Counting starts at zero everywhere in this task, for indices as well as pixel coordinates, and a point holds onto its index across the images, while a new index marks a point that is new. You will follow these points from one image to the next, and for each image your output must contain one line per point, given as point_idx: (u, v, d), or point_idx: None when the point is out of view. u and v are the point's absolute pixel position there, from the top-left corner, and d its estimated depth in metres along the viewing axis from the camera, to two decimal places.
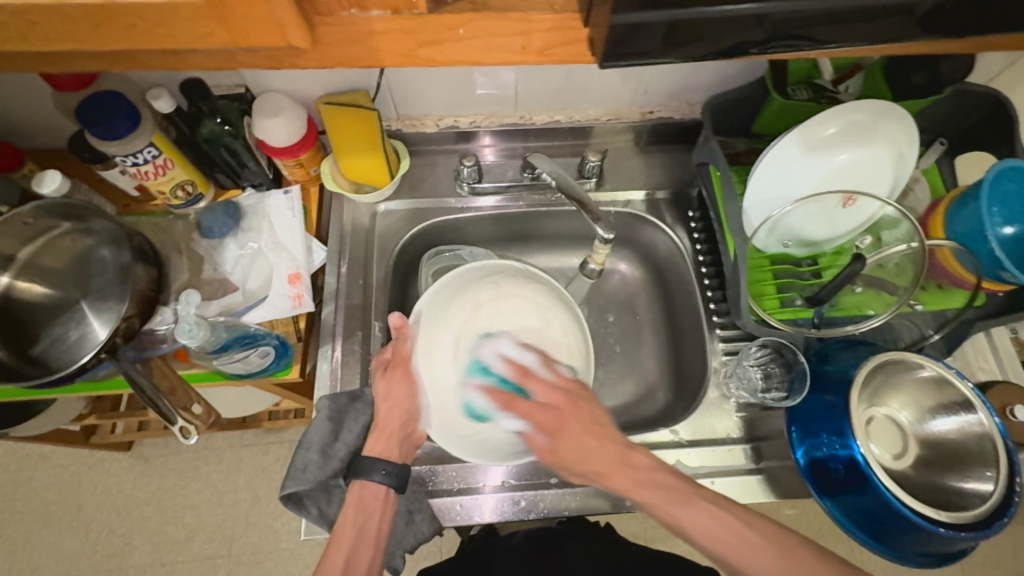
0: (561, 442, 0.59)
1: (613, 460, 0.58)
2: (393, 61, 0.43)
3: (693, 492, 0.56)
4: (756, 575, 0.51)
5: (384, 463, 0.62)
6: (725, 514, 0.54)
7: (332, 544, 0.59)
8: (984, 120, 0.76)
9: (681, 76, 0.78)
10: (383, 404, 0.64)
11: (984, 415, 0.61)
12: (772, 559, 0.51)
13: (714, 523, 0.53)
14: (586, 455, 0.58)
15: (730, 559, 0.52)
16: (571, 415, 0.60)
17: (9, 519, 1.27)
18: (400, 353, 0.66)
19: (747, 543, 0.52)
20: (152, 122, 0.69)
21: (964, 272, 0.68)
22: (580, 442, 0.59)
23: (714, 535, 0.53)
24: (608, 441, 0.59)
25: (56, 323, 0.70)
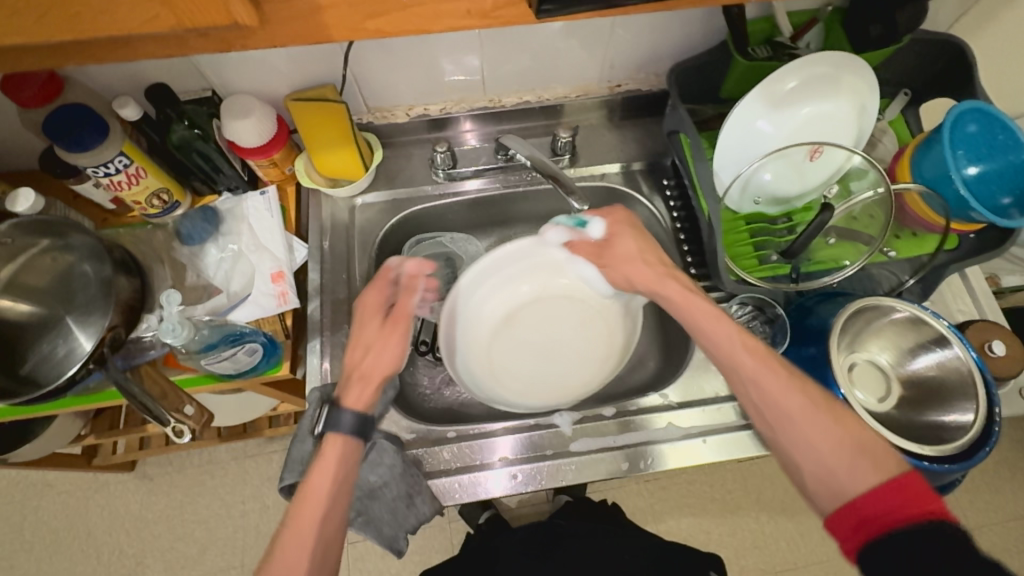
0: (615, 253, 0.68)
1: (654, 272, 0.65)
2: (343, 36, 0.43)
3: (755, 343, 0.57)
4: (805, 442, 0.52)
5: (358, 414, 0.60)
6: (801, 382, 0.54)
7: (299, 505, 0.56)
8: (945, 65, 0.77)
9: (643, 45, 0.79)
10: (367, 353, 0.64)
11: (960, 349, 0.63)
12: (828, 433, 0.51)
13: (771, 385, 0.54)
14: (635, 250, 0.67)
15: (793, 418, 0.53)
16: (620, 231, 0.68)
17: (19, 549, 1.27)
18: (401, 308, 0.66)
19: (797, 401, 0.53)
20: (121, 132, 0.70)
21: (933, 214, 0.70)
22: (632, 235, 0.67)
23: (768, 387, 0.54)
24: (654, 250, 0.66)
25: (42, 340, 0.70)
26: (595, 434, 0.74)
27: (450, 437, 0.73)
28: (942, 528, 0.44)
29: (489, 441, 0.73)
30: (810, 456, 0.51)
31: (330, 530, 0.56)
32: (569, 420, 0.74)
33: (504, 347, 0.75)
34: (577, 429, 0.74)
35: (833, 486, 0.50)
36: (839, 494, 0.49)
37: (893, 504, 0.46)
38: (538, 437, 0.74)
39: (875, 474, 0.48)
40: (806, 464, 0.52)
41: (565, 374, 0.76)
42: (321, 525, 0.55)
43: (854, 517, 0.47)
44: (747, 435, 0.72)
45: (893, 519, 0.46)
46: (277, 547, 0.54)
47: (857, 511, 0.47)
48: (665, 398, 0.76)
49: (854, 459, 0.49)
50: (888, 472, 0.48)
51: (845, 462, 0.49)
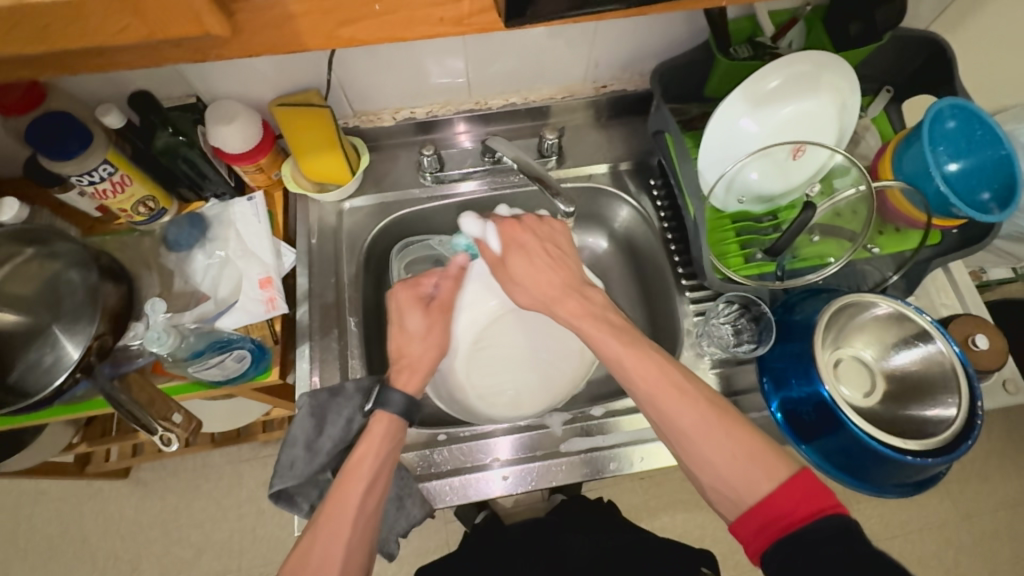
0: (512, 273, 0.67)
1: (557, 287, 0.65)
2: (318, 44, 0.43)
3: (649, 361, 0.59)
4: (705, 463, 0.55)
5: (405, 396, 0.64)
6: (692, 397, 0.57)
7: (347, 477, 0.59)
8: (925, 62, 0.77)
9: (627, 46, 0.79)
10: (418, 343, 0.68)
11: (943, 344, 0.63)
12: (721, 445, 0.54)
13: (670, 400, 0.57)
14: (533, 269, 0.66)
15: (692, 435, 0.56)
16: (513, 245, 0.68)
17: (13, 557, 1.26)
18: (445, 298, 0.71)
19: (689, 417, 0.56)
20: (106, 140, 0.69)
21: (914, 210, 0.70)
22: (525, 255, 0.67)
23: (666, 409, 0.57)
24: (562, 267, 0.66)
25: (31, 348, 0.69)
26: (586, 433, 0.74)
27: (440, 440, 0.73)
28: (837, 521, 0.47)
29: (480, 443, 0.73)
30: (709, 473, 0.55)
31: (371, 504, 0.59)
32: (559, 420, 0.75)
33: (484, 369, 0.74)
34: (567, 429, 0.74)
35: (731, 493, 0.53)
36: (739, 501, 0.53)
37: (791, 497, 0.50)
38: (528, 438, 0.74)
39: (770, 480, 0.51)
40: (708, 481, 0.55)
41: (543, 377, 0.75)
42: (364, 497, 0.59)
43: (758, 520, 0.51)
44: None
45: (797, 516, 0.49)
46: (321, 517, 0.58)
47: (761, 513, 0.50)
48: None
49: (749, 467, 0.53)
50: (780, 475, 0.52)
51: (740, 473, 0.53)
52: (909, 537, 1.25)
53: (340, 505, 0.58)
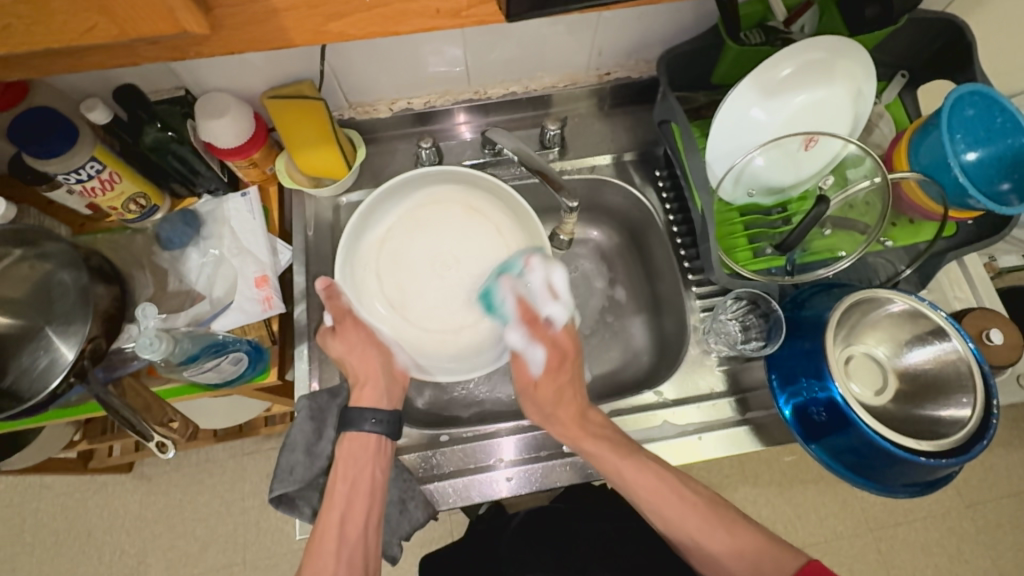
0: (538, 395, 0.69)
1: (570, 411, 0.68)
2: (305, 39, 0.41)
3: (649, 472, 0.63)
4: (708, 562, 0.60)
5: (373, 412, 0.63)
6: (693, 501, 0.62)
7: (326, 504, 0.62)
8: (943, 45, 0.74)
9: (633, 32, 0.76)
10: (352, 357, 0.69)
11: (958, 342, 0.62)
12: (719, 538, 0.60)
13: (657, 497, 0.62)
14: (557, 400, 0.68)
15: (689, 537, 0.61)
16: (563, 378, 0.69)
17: (20, 552, 1.27)
18: (338, 309, 0.69)
19: (693, 521, 0.61)
20: (92, 136, 0.67)
21: (931, 202, 0.68)
22: (559, 390, 0.69)
23: (669, 515, 0.62)
24: (574, 400, 0.69)
25: (22, 353, 0.67)
26: None
27: (443, 441, 0.73)
28: None
29: (482, 443, 0.72)
30: (715, 566, 0.60)
31: (352, 531, 0.60)
32: None
33: (431, 313, 0.75)
34: None
35: None
36: None
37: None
38: (532, 438, 0.73)
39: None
40: (713, 574, 0.60)
41: (472, 264, 0.76)
42: (343, 525, 0.60)
43: None
44: (743, 431, 0.72)
45: None
46: (309, 555, 0.59)
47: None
48: (661, 396, 0.75)
49: (756, 565, 0.58)
50: (793, 567, 0.56)
51: (750, 568, 0.58)
52: (914, 525, 1.24)
53: (321, 538, 0.59)
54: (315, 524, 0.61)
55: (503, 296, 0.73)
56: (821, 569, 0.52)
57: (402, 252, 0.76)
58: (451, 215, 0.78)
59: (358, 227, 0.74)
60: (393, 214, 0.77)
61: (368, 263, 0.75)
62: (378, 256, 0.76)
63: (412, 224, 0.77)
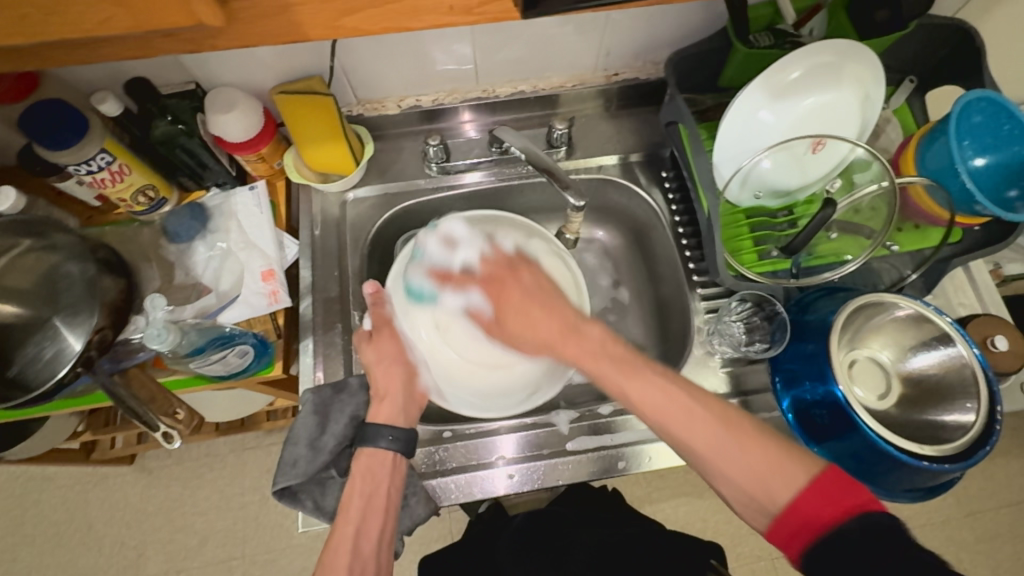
0: (533, 318, 0.64)
1: (552, 333, 0.62)
2: (318, 34, 0.42)
3: (660, 379, 0.56)
4: (721, 477, 0.52)
5: (390, 429, 0.64)
6: (716, 416, 0.53)
7: (341, 518, 0.60)
8: (952, 51, 0.74)
9: (641, 33, 0.76)
10: (378, 369, 0.69)
11: (963, 347, 0.62)
12: (734, 458, 0.51)
13: (682, 422, 0.54)
14: (537, 332, 0.64)
15: (704, 451, 0.53)
16: (512, 281, 0.66)
17: (21, 542, 1.28)
18: (380, 317, 0.72)
19: (701, 437, 0.53)
20: (102, 127, 0.67)
21: (938, 207, 0.68)
22: (522, 313, 0.65)
23: (680, 426, 0.54)
24: (559, 309, 0.63)
25: (28, 343, 0.68)
26: (593, 432, 0.73)
27: (446, 437, 0.73)
28: (874, 522, 0.43)
29: (486, 440, 0.73)
30: (729, 485, 0.52)
31: (366, 547, 0.59)
32: (566, 418, 0.74)
33: (476, 344, 0.72)
34: (573, 427, 0.73)
35: (757, 506, 0.50)
36: (762, 509, 0.49)
37: (820, 497, 0.46)
38: (534, 436, 0.73)
39: (792, 487, 0.48)
40: (731, 494, 0.52)
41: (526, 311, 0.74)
42: (357, 540, 0.59)
43: (795, 522, 0.47)
44: None
45: (829, 518, 0.45)
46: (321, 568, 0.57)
47: (793, 517, 0.47)
48: None
49: (772, 476, 0.49)
50: (812, 472, 0.48)
51: (759, 484, 0.49)
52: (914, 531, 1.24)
53: (335, 551, 0.57)
54: (328, 538, 0.59)
55: (426, 251, 0.72)
56: (846, 481, 0.46)
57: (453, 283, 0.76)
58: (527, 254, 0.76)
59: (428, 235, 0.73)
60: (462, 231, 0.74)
61: (427, 274, 0.72)
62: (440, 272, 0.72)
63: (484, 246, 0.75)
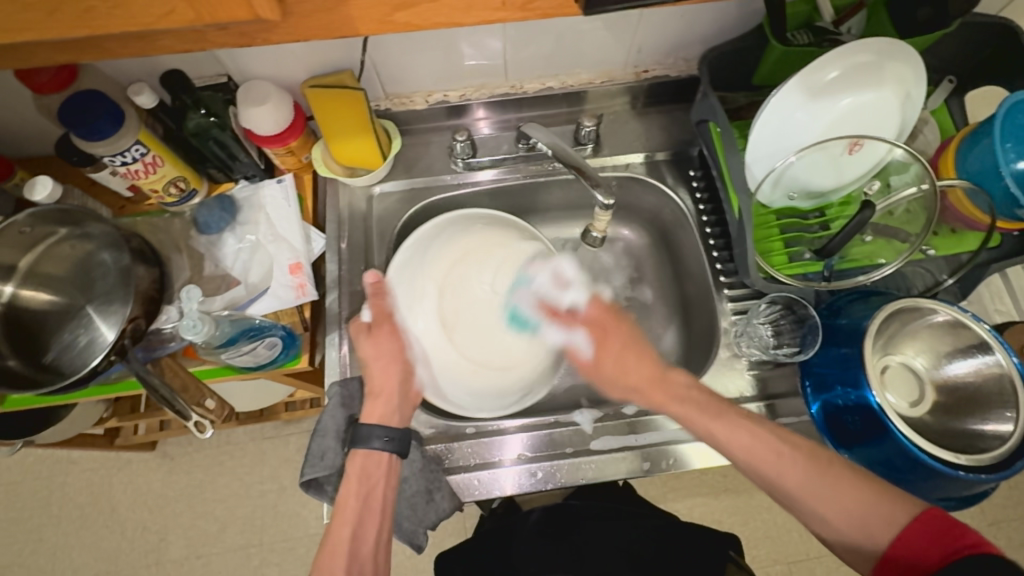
0: (607, 346, 0.69)
1: (642, 378, 0.66)
2: (369, 30, 0.41)
3: (751, 429, 0.60)
4: (821, 520, 0.56)
5: (383, 431, 0.64)
6: (788, 453, 0.58)
7: (337, 518, 0.61)
8: (996, 50, 0.72)
9: (674, 29, 0.75)
10: (376, 365, 0.67)
11: (1001, 355, 0.60)
12: (831, 502, 0.55)
13: (771, 463, 0.58)
14: (626, 373, 0.67)
15: (802, 498, 0.56)
16: (614, 333, 0.70)
17: (47, 523, 1.31)
18: (378, 310, 0.70)
19: (791, 476, 0.57)
20: (137, 120, 0.68)
21: (978, 212, 0.66)
22: (619, 359, 0.68)
23: (772, 472, 0.58)
24: (648, 356, 0.68)
25: (64, 329, 0.70)
26: (618, 432, 0.73)
27: (469, 433, 0.73)
28: (976, 560, 0.45)
29: (509, 438, 0.73)
30: (827, 528, 0.55)
31: (364, 548, 0.60)
32: (590, 417, 0.73)
33: (478, 345, 0.73)
34: (597, 427, 0.73)
35: (858, 543, 0.53)
36: (865, 554, 0.53)
37: (915, 545, 0.49)
38: (558, 434, 0.73)
39: (890, 526, 0.51)
40: (830, 536, 0.56)
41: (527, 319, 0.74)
42: (354, 542, 0.60)
43: (888, 565, 0.51)
44: None
45: (928, 562, 0.48)
46: (318, 570, 0.59)
47: (893, 562, 0.50)
48: None
49: (865, 519, 0.53)
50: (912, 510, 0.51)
51: (856, 522, 0.53)
52: None
53: (331, 556, 0.59)
54: (324, 537, 0.61)
55: (524, 299, 0.74)
56: (944, 520, 0.49)
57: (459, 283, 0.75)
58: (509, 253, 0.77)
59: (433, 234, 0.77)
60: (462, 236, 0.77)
61: (434, 276, 0.75)
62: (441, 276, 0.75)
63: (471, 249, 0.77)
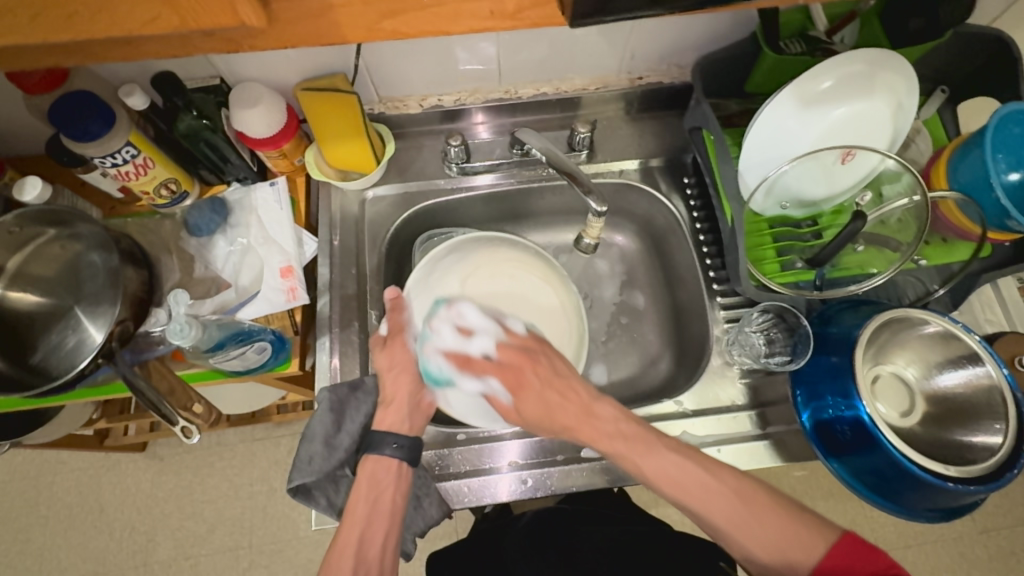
0: (522, 399, 0.65)
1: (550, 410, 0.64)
2: (356, 37, 0.41)
3: (678, 458, 0.59)
4: (742, 546, 0.56)
5: (394, 437, 0.64)
6: (718, 479, 0.58)
7: (345, 522, 0.60)
8: (988, 62, 0.72)
9: (668, 36, 0.75)
10: (389, 376, 0.68)
11: (992, 367, 0.60)
12: (752, 527, 0.55)
13: (698, 497, 0.57)
14: (546, 406, 0.64)
15: (724, 526, 0.56)
16: (532, 369, 0.66)
17: (34, 523, 1.30)
18: (395, 324, 0.69)
19: (721, 510, 0.56)
20: (129, 121, 0.68)
21: (969, 223, 0.66)
22: (538, 396, 0.64)
23: (699, 502, 0.57)
24: (560, 390, 0.65)
25: (51, 331, 0.69)
26: None
27: (459, 439, 0.73)
28: None
29: (500, 445, 0.72)
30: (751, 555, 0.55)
31: (371, 554, 0.59)
32: None
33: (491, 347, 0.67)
34: None
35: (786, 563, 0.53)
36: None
37: (838, 568, 0.52)
38: (548, 442, 0.72)
39: (812, 553, 0.53)
40: (754, 563, 0.55)
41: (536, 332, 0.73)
42: (361, 546, 0.59)
43: None
44: (762, 446, 0.71)
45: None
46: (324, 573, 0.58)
47: None
48: (680, 405, 0.74)
49: (789, 549, 0.54)
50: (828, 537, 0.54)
51: (783, 554, 0.54)
52: (925, 547, 1.22)
53: (338, 557, 0.58)
54: (331, 542, 0.60)
55: (437, 358, 0.67)
56: (860, 545, 0.53)
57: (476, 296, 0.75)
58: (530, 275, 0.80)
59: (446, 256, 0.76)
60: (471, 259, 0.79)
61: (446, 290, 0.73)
62: (460, 284, 0.77)
63: (495, 268, 0.79)
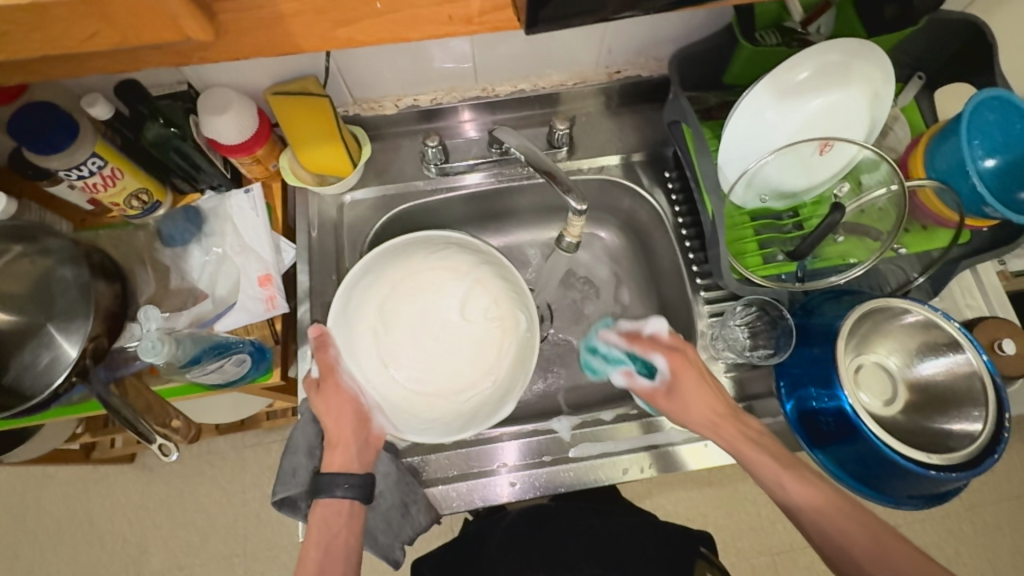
0: (682, 401, 0.68)
1: (716, 413, 0.67)
2: (312, 46, 0.40)
3: (798, 476, 0.63)
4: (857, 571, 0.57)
5: (344, 478, 0.63)
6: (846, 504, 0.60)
7: (301, 566, 0.62)
8: (962, 49, 0.72)
9: (644, 30, 0.74)
10: (329, 418, 0.67)
11: (972, 354, 0.61)
12: (862, 543, 0.58)
13: (828, 514, 0.60)
14: (706, 405, 0.67)
15: (836, 539, 0.59)
16: (685, 364, 0.69)
17: (23, 539, 1.28)
18: (325, 362, 0.68)
19: (847, 527, 0.59)
20: (93, 130, 0.66)
21: (946, 210, 0.67)
22: (698, 389, 0.68)
23: (825, 519, 0.60)
24: (715, 394, 0.68)
25: (23, 350, 0.67)
26: (595, 438, 0.72)
27: (447, 444, 0.72)
28: None
29: (488, 448, 0.72)
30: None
31: None
32: (567, 425, 0.73)
33: (422, 373, 0.70)
34: (575, 434, 0.73)
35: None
36: None
37: None
38: (536, 443, 0.72)
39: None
40: None
41: (463, 349, 0.72)
42: None
43: None
44: None
45: None
46: None
47: None
48: None
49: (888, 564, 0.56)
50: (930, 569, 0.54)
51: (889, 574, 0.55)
52: (912, 526, 1.24)
53: None
54: None
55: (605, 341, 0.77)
56: None
57: (400, 316, 0.72)
58: (453, 285, 0.73)
59: (361, 279, 0.70)
60: (394, 271, 0.72)
61: (369, 323, 0.70)
62: (378, 312, 0.71)
63: (413, 284, 0.73)
